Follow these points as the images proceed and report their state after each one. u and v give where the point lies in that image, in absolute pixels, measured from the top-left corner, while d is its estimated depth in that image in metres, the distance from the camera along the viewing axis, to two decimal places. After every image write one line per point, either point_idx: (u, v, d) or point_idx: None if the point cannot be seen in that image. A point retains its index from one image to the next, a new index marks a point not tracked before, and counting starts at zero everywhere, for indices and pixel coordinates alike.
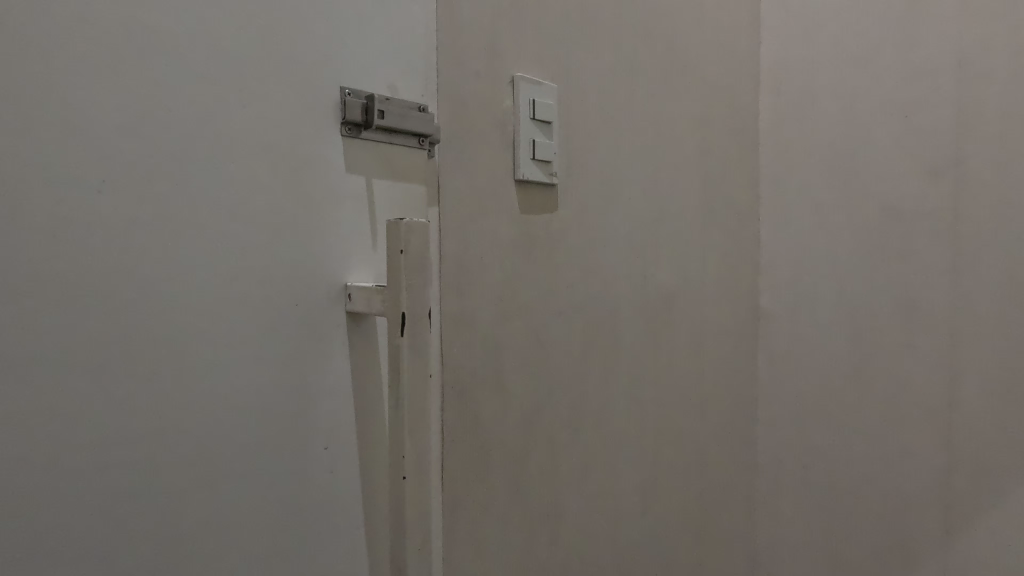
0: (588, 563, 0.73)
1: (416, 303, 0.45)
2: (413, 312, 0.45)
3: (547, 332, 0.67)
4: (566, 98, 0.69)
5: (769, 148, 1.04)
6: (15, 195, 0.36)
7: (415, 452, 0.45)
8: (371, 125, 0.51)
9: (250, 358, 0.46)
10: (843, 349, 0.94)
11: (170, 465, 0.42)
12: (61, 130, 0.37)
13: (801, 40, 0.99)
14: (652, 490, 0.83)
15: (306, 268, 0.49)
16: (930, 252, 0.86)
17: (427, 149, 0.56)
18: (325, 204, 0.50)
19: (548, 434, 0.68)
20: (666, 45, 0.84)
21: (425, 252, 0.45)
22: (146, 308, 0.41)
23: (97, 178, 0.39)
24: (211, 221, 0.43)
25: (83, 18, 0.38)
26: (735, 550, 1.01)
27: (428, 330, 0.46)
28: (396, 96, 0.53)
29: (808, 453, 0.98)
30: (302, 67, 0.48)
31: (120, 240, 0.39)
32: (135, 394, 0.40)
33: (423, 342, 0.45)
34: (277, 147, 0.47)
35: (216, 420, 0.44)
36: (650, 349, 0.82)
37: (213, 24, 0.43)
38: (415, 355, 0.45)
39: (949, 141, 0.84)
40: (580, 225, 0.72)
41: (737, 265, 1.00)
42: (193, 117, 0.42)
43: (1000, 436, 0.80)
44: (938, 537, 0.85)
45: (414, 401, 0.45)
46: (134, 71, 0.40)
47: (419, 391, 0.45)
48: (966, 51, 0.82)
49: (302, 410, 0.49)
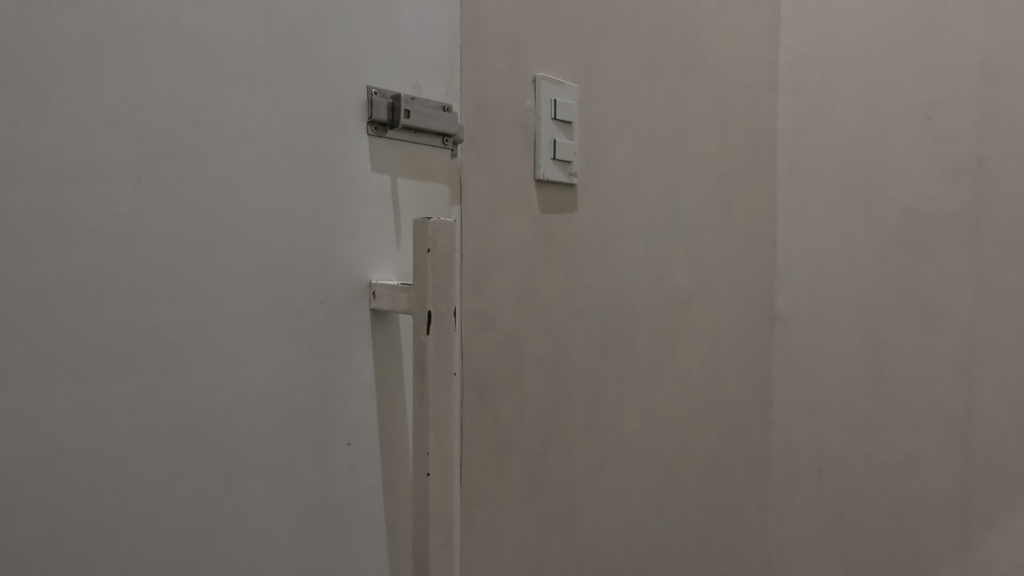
0: (602, 559, 0.74)
1: (441, 302, 0.46)
2: (437, 310, 0.46)
3: (564, 331, 0.68)
4: (587, 98, 0.70)
5: (787, 148, 1.03)
6: (57, 193, 0.38)
7: (439, 448, 0.47)
8: (396, 124, 0.52)
9: (277, 352, 0.47)
10: (860, 352, 0.94)
11: (199, 456, 0.43)
12: (100, 131, 0.39)
13: (821, 39, 0.98)
14: (666, 489, 0.84)
15: (331, 265, 0.50)
16: (951, 254, 0.85)
17: (450, 149, 0.57)
18: (350, 203, 0.51)
19: (564, 432, 0.69)
20: (685, 45, 0.84)
21: (451, 252, 0.46)
22: (177, 303, 0.42)
23: (132, 176, 0.40)
24: (240, 219, 0.45)
25: (123, 22, 0.39)
26: (748, 551, 1.01)
27: (452, 328, 0.47)
28: (421, 96, 0.54)
29: (822, 456, 0.98)
30: (329, 69, 0.49)
31: (153, 237, 0.41)
32: (165, 384, 0.42)
33: (447, 341, 0.46)
34: (305, 146, 0.48)
35: (244, 412, 0.45)
36: (666, 349, 0.83)
37: (245, 26, 0.45)
38: (439, 353, 0.46)
39: (973, 142, 0.83)
40: (599, 225, 0.72)
41: (754, 266, 1.00)
42: (225, 117, 0.44)
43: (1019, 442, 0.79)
44: (954, 542, 0.85)
45: (437, 399, 0.46)
46: (169, 73, 0.41)
47: (442, 388, 0.46)
48: (991, 52, 0.81)
49: (325, 404, 0.50)
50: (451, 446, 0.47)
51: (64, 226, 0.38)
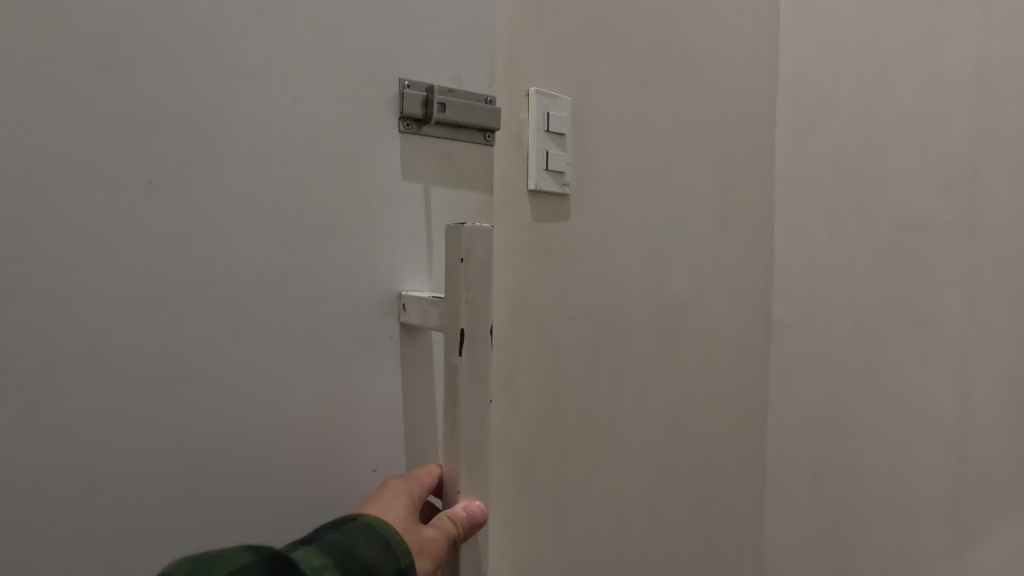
0: (594, 561, 0.76)
1: (474, 319, 0.48)
2: (470, 328, 0.48)
3: (558, 337, 0.70)
4: (582, 111, 0.72)
5: (786, 158, 1.04)
6: (112, 199, 0.43)
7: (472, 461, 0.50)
8: (430, 119, 0.56)
9: (309, 347, 0.52)
10: (856, 359, 0.95)
11: (233, 439, 0.48)
12: (151, 143, 0.45)
13: (820, 49, 0.99)
14: (660, 493, 0.85)
15: (359, 270, 0.55)
16: (946, 264, 0.85)
17: (486, 139, 0.63)
18: (379, 211, 0.56)
19: (557, 435, 0.71)
20: (682, 56, 0.86)
21: (485, 266, 0.48)
22: (215, 300, 0.48)
23: (172, 185, 0.46)
24: (273, 223, 0.50)
25: (173, 47, 0.45)
26: (744, 555, 1.03)
27: (486, 344, 0.49)
28: (457, 88, 0.60)
29: (818, 462, 0.99)
30: (363, 86, 0.54)
31: (195, 238, 0.47)
32: (204, 371, 0.47)
33: (479, 356, 0.49)
34: (336, 158, 0.53)
35: (277, 400, 0.51)
36: (660, 355, 0.84)
37: (284, 48, 0.50)
38: (472, 372, 0.49)
39: (969, 152, 0.83)
40: (593, 234, 0.74)
41: (751, 273, 1.01)
42: (263, 131, 0.49)
43: (1014, 453, 0.79)
44: (946, 550, 0.85)
45: (471, 415, 0.49)
46: (215, 92, 0.47)
47: (476, 401, 0.49)
48: (986, 63, 0.82)
49: (358, 398, 0.55)
50: (482, 459, 0.50)
51: (118, 227, 0.44)
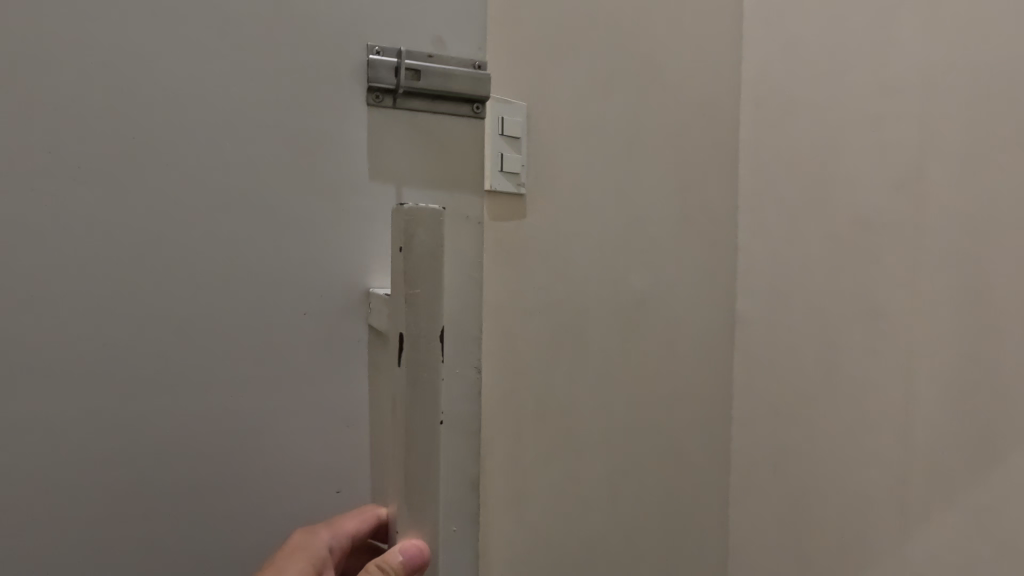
0: (551, 535, 0.84)
1: (413, 323, 0.47)
2: (409, 332, 0.47)
3: (516, 327, 0.78)
4: (535, 119, 0.80)
5: (750, 158, 1.09)
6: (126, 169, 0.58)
7: (415, 472, 0.48)
8: (399, 85, 0.66)
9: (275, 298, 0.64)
10: (813, 351, 0.99)
11: (203, 365, 0.61)
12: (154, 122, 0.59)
13: (780, 54, 1.04)
14: (620, 479, 0.90)
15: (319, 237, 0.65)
16: (891, 259, 0.88)
17: (477, 111, 0.71)
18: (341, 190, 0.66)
19: (513, 416, 0.79)
20: (639, 63, 0.91)
21: (431, 257, 0.46)
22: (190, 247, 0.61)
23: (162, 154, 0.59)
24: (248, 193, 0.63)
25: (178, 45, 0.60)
26: (710, 540, 1.08)
27: (430, 348, 0.47)
28: (442, 54, 0.69)
29: (780, 450, 1.04)
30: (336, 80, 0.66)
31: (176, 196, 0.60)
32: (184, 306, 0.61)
33: (419, 364, 0.47)
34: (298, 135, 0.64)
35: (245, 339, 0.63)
36: (619, 347, 0.88)
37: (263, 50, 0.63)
38: (411, 384, 0.47)
39: (912, 151, 0.86)
40: (548, 232, 0.81)
41: (717, 268, 1.05)
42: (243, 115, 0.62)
43: (956, 446, 0.81)
44: (894, 537, 0.89)
45: (414, 426, 0.47)
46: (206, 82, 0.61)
47: (425, 406, 0.47)
48: (929, 64, 0.84)
49: (323, 351, 0.66)
50: (425, 476, 0.48)
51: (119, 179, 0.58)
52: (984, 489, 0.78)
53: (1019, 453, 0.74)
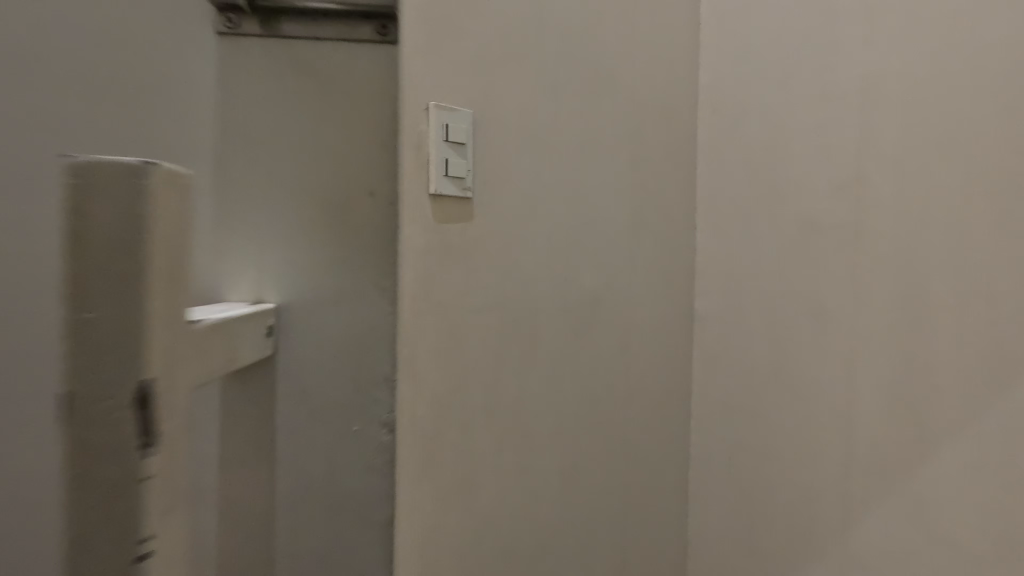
0: (502, 533, 0.84)
1: (82, 373, 0.43)
2: (78, 387, 0.43)
3: (463, 326, 0.78)
4: (483, 121, 0.79)
5: (705, 161, 1.12)
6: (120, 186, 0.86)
7: (85, 525, 0.44)
8: None
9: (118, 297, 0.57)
10: (764, 349, 1.03)
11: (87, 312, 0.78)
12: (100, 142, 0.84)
13: (733, 62, 1.08)
14: (573, 473, 0.93)
15: None
16: (836, 262, 0.93)
17: None
18: None
19: (460, 416, 0.79)
20: (593, 69, 0.93)
21: (106, 275, 0.43)
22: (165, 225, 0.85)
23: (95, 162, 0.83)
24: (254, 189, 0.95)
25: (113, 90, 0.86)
26: (667, 532, 1.11)
27: (106, 397, 0.43)
28: None
29: (734, 444, 1.08)
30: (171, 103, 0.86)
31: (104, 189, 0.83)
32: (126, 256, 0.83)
33: (104, 412, 0.43)
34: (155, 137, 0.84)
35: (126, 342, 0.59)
36: (571, 344, 0.91)
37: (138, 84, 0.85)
38: (82, 430, 0.43)
39: (855, 159, 0.91)
40: (498, 232, 0.81)
41: (672, 268, 1.08)
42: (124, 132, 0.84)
43: (898, 438, 0.86)
44: (839, 525, 0.93)
45: (70, 474, 0.44)
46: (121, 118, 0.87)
47: (87, 447, 0.44)
48: (869, 77, 0.89)
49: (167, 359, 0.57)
50: (112, 532, 0.44)
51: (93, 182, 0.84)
52: (919, 481, 0.84)
53: (950, 447, 0.81)
